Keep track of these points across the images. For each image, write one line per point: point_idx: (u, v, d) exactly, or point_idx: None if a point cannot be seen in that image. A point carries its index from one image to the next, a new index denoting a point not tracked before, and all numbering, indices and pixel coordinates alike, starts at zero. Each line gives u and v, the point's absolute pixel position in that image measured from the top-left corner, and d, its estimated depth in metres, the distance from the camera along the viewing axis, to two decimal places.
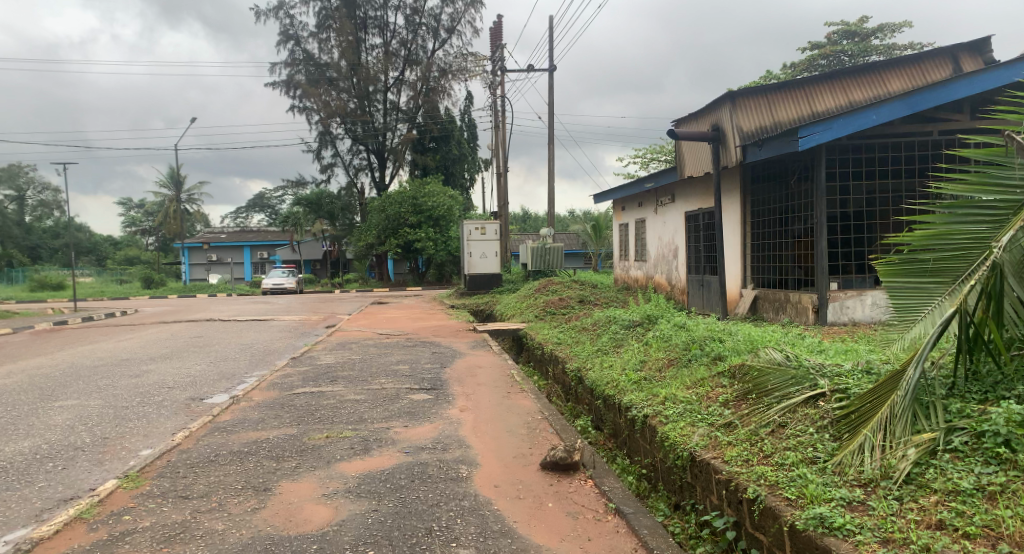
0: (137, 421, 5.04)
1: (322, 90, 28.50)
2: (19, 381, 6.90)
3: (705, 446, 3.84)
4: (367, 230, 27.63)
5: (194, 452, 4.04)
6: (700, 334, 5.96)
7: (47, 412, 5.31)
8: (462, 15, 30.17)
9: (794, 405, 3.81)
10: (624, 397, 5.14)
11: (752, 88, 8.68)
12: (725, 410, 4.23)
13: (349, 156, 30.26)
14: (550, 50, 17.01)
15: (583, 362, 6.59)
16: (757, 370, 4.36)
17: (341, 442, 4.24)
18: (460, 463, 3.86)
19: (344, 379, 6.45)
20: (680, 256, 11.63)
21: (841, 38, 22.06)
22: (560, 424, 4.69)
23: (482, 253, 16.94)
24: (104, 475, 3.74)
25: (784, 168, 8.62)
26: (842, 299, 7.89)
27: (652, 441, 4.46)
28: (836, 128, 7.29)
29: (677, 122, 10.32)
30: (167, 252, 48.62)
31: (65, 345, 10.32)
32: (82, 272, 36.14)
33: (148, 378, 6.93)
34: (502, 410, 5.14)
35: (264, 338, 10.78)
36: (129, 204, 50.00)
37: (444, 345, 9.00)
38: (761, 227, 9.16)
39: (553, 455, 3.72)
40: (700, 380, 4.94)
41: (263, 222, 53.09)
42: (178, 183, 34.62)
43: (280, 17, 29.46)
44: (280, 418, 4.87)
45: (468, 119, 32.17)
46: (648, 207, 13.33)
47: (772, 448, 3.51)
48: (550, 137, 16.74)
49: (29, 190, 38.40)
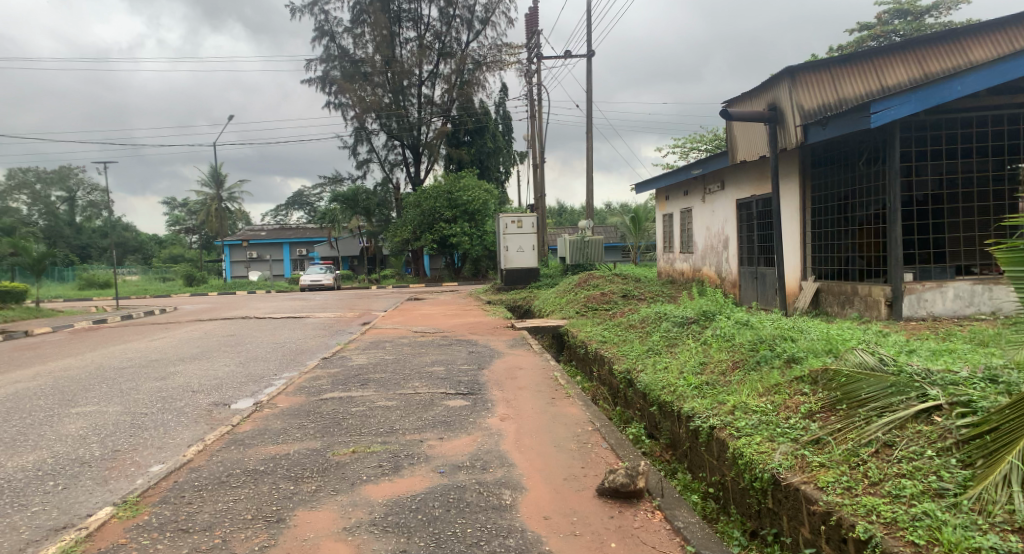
0: (153, 430, 4.68)
1: (357, 86, 28.25)
2: (43, 384, 6.64)
3: (791, 467, 3.23)
4: (403, 226, 27.37)
5: (204, 472, 3.61)
6: (769, 333, 5.30)
7: (61, 420, 4.98)
8: (496, 5, 29.58)
9: (901, 420, 3.17)
10: (685, 404, 4.54)
11: (814, 63, 7.89)
12: (811, 424, 3.58)
13: (384, 152, 30.05)
14: (587, 35, 16.36)
15: (634, 362, 6.02)
16: (847, 376, 3.73)
17: (368, 459, 3.76)
18: (502, 486, 3.34)
19: (375, 382, 5.99)
20: (731, 247, 10.91)
21: (892, 17, 20.85)
22: (615, 438, 4.14)
23: (519, 247, 16.41)
24: (104, 499, 3.35)
25: (848, 150, 7.86)
26: (919, 291, 7.09)
27: (722, 457, 3.88)
28: (913, 102, 6.52)
29: (728, 103, 9.61)
30: (210, 250, 49.62)
31: (99, 345, 10.13)
32: (129, 270, 37.00)
33: (173, 381, 6.60)
34: (547, 419, 4.60)
35: (298, 336, 10.45)
36: (173, 203, 51.15)
37: (481, 343, 8.48)
38: (823, 215, 8.42)
39: (613, 481, 3.17)
40: (775, 387, 4.28)
41: (302, 219, 53.75)
42: (218, 181, 34.95)
43: (314, 14, 29.29)
44: (304, 429, 4.43)
45: (502, 111, 31.60)
46: (694, 195, 12.58)
47: (880, 474, 2.90)
48: (588, 125, 16.08)
49: (79, 192, 39.74)
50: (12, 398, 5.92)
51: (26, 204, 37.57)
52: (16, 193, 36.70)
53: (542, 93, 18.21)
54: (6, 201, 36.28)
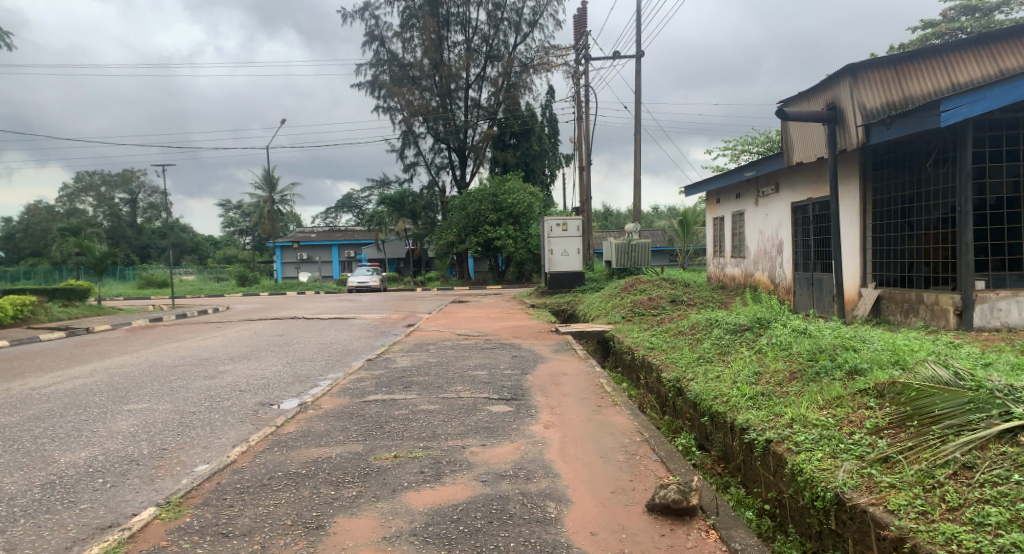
0: (200, 429, 4.73)
1: (406, 89, 28.58)
2: (98, 380, 6.82)
3: (857, 487, 2.99)
4: (448, 228, 27.57)
5: (247, 474, 3.61)
6: (829, 342, 5.02)
7: (113, 417, 5.08)
8: (545, 7, 29.49)
9: (982, 439, 2.91)
10: (738, 416, 4.32)
11: (878, 60, 7.52)
12: (878, 440, 3.31)
13: (431, 155, 30.31)
14: (637, 35, 16.11)
15: (683, 371, 5.81)
16: (918, 390, 3.48)
17: (410, 465, 3.69)
18: (547, 498, 3.21)
19: (418, 385, 5.94)
20: (785, 252, 10.53)
21: (959, 14, 19.92)
22: (665, 449, 3.96)
23: (564, 250, 16.23)
24: (149, 498, 3.37)
25: (913, 151, 7.45)
26: (992, 300, 6.66)
27: (779, 473, 3.65)
28: (989, 99, 6.11)
29: (785, 102, 9.26)
30: (262, 251, 50.96)
31: (153, 342, 10.40)
32: (185, 270, 38.28)
33: (222, 380, 6.70)
34: (594, 428, 4.46)
35: (344, 337, 10.54)
36: (228, 205, 52.75)
37: (525, 347, 8.37)
38: (886, 219, 8.01)
39: (664, 497, 3.00)
40: (836, 399, 4.00)
41: (351, 221, 54.73)
42: (270, 184, 35.83)
43: (365, 18, 29.72)
44: (347, 431, 4.40)
45: (548, 114, 31.46)
46: (746, 198, 12.20)
47: (960, 499, 2.66)
48: (636, 126, 15.82)
49: (140, 194, 41.36)
50: (69, 394, 6.09)
51: (91, 206, 39.25)
52: (82, 196, 38.38)
53: (589, 95, 18.01)
54: (73, 203, 37.99)
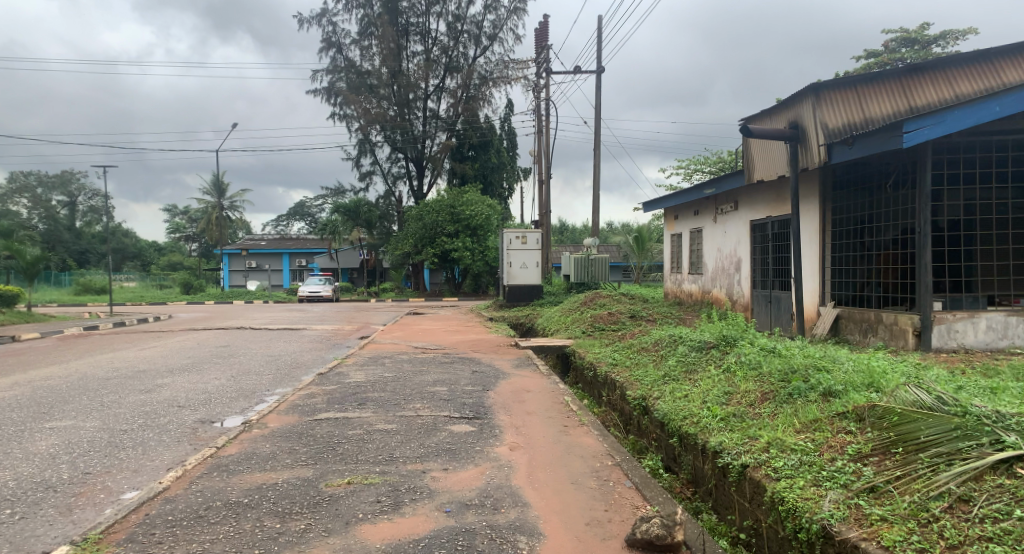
0: (131, 450, 4.28)
1: (363, 98, 28.07)
2: (18, 395, 6.22)
3: (845, 519, 2.82)
4: (404, 239, 27.11)
5: (180, 503, 3.22)
6: (801, 363, 4.89)
7: (31, 437, 4.57)
8: (504, 21, 29.48)
9: (978, 469, 2.79)
10: (710, 438, 4.14)
11: (841, 79, 7.59)
12: (864, 468, 3.15)
13: (388, 164, 29.83)
14: (597, 51, 16.14)
15: (650, 388, 5.63)
16: (901, 416, 3.36)
17: (365, 493, 3.36)
18: (516, 532, 2.95)
19: (373, 402, 5.57)
20: (743, 269, 10.57)
21: (899, 45, 20.73)
22: (638, 474, 3.75)
23: (523, 263, 16.02)
24: (65, 532, 2.96)
25: (873, 171, 7.53)
26: (949, 321, 6.72)
27: (756, 500, 3.47)
28: (948, 122, 6.17)
29: (746, 119, 9.34)
30: (210, 259, 49.40)
31: (85, 353, 9.70)
32: (126, 277, 36.59)
33: (159, 395, 6.20)
34: (562, 450, 4.22)
35: (293, 349, 10.03)
36: (174, 211, 50.93)
37: (484, 361, 8.09)
38: (844, 238, 8.07)
39: (647, 532, 2.80)
40: (814, 423, 3.86)
41: (302, 229, 53.57)
42: (220, 190, 34.60)
43: (323, 24, 29.14)
44: (295, 454, 4.03)
45: (507, 127, 31.39)
46: (705, 215, 12.24)
47: (960, 536, 2.52)
48: (596, 141, 15.79)
49: (80, 197, 39.51)
50: None
51: (25, 208, 37.30)
52: (17, 197, 36.44)
53: (549, 109, 17.94)
54: (5, 205, 36.04)
